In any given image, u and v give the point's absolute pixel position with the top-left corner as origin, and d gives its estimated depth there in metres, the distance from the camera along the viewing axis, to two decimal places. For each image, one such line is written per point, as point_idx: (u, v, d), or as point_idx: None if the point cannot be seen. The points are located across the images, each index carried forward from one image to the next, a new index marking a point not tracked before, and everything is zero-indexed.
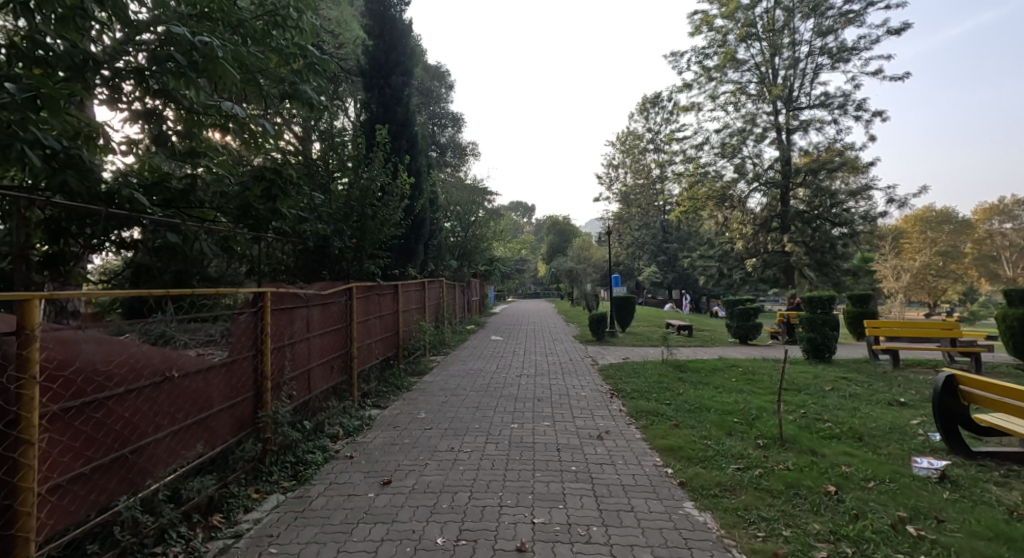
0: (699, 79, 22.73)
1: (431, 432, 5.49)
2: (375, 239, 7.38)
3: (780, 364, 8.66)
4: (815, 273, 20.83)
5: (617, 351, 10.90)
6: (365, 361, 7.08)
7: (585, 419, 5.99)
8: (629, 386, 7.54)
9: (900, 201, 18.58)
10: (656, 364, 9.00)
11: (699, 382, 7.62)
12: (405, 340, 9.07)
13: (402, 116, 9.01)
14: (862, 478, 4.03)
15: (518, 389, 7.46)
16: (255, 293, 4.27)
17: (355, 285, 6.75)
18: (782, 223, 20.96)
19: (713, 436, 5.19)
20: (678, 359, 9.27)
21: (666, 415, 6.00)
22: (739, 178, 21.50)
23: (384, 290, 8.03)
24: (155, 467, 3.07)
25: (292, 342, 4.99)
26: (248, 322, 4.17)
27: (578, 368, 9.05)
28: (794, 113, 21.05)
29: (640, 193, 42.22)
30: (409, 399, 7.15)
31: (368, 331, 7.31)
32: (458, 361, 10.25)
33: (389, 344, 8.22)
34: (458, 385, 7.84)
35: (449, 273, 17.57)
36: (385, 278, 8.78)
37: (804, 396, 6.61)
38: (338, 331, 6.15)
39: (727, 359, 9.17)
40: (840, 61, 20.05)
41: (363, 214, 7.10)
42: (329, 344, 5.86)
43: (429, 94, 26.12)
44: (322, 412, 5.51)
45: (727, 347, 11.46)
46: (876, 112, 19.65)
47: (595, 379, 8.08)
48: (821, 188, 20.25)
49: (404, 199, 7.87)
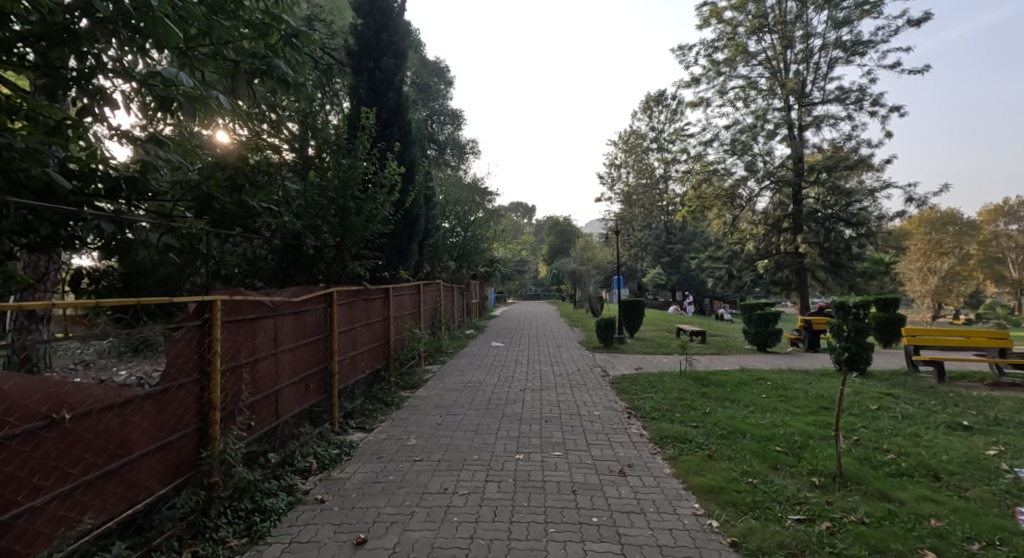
0: (707, 74, 21.92)
1: (422, 466, 4.64)
2: (364, 238, 6.50)
3: (811, 377, 7.81)
4: (829, 275, 19.98)
5: (629, 360, 10.07)
6: (348, 376, 6.23)
7: (602, 447, 5.13)
8: (647, 404, 6.71)
9: (920, 200, 17.67)
10: (673, 377, 8.16)
11: (726, 399, 6.77)
12: (396, 350, 8.23)
13: (393, 102, 8.16)
14: (963, 537, 3.20)
15: (522, 408, 6.60)
16: (201, 301, 3.41)
17: (337, 290, 5.91)
18: (794, 223, 20.12)
19: (758, 472, 4.34)
20: (697, 371, 8.42)
21: (695, 442, 5.16)
22: (749, 177, 20.68)
23: (371, 295, 7.19)
24: (28, 547, 2.24)
25: (254, 361, 4.13)
26: (189, 339, 3.31)
27: (587, 381, 8.22)
28: (806, 109, 20.27)
29: (643, 193, 41.39)
30: (397, 420, 6.30)
31: (352, 342, 6.45)
32: (454, 371, 9.42)
33: (378, 356, 7.38)
34: (455, 402, 7.00)
35: (447, 275, 16.75)
36: (374, 281, 7.94)
37: (851, 418, 5.78)
38: (314, 343, 5.30)
39: (752, 371, 8.32)
40: (855, 54, 19.32)
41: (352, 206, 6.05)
42: (302, 359, 5.02)
43: (429, 90, 25.35)
44: (293, 441, 4.66)
45: (747, 355, 10.61)
46: (893, 107, 18.83)
47: (609, 395, 7.24)
48: (834, 186, 19.29)
49: (395, 194, 7.01)
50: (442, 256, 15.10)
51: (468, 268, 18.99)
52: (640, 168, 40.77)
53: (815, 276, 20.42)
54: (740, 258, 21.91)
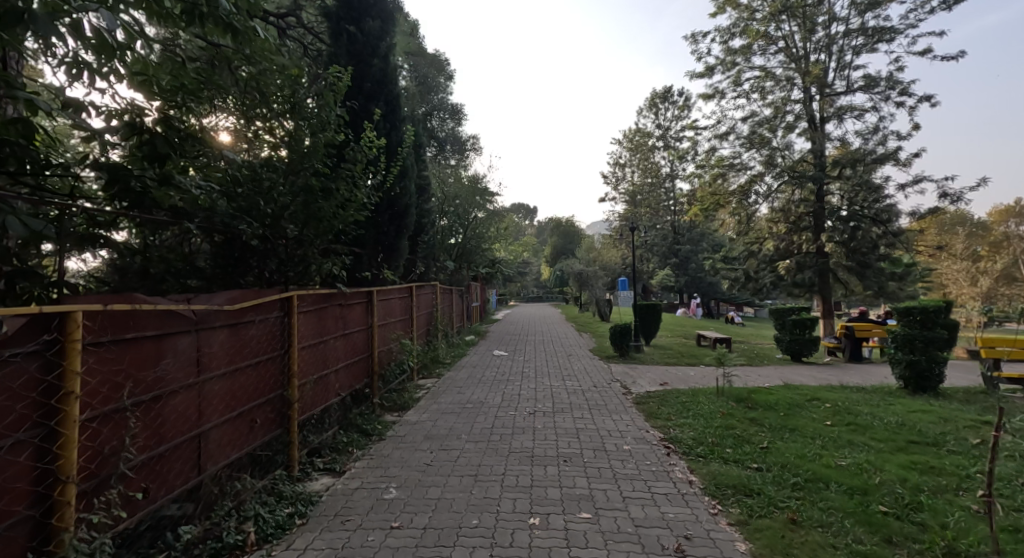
0: (722, 64, 20.64)
1: (401, 538, 3.33)
2: (337, 230, 5.16)
3: (877, 398, 6.55)
4: (854, 277, 18.65)
5: (652, 375, 8.78)
6: (315, 404, 4.95)
7: (644, 504, 3.83)
8: (686, 434, 5.43)
9: (954, 196, 16.37)
10: (710, 396, 6.90)
11: (783, 429, 5.50)
12: (381, 364, 6.99)
13: (377, 72, 6.90)
14: None
15: (533, 441, 5.31)
16: (43, 315, 2.15)
17: (299, 294, 4.66)
18: (815, 221, 19.00)
19: (876, 554, 3.05)
20: (737, 389, 7.17)
21: (765, 495, 3.90)
22: (768, 173, 19.44)
23: (349, 301, 5.91)
24: None
25: (155, 401, 2.83)
26: (12, 375, 2.04)
27: (608, 403, 6.94)
28: (829, 100, 19.00)
29: (647, 193, 39.56)
30: (376, 456, 5.04)
31: (321, 359, 5.18)
32: (452, 388, 8.16)
33: (357, 373, 6.12)
34: (450, 431, 5.71)
35: (445, 278, 15.45)
36: (355, 283, 6.71)
37: (958, 459, 4.51)
38: (262, 365, 4.01)
39: (802, 391, 7.03)
40: (880, 41, 18.06)
41: (318, 185, 4.70)
42: (241, 387, 3.71)
43: (427, 84, 24.09)
44: (222, 499, 3.41)
45: (785, 368, 9.33)
46: (924, 97, 17.54)
47: (638, 424, 5.96)
48: (861, 180, 17.96)
49: (378, 177, 5.69)
50: (439, 257, 13.82)
51: (468, 270, 17.79)
52: (645, 166, 39.51)
53: (839, 279, 19.11)
54: (759, 258, 20.66)
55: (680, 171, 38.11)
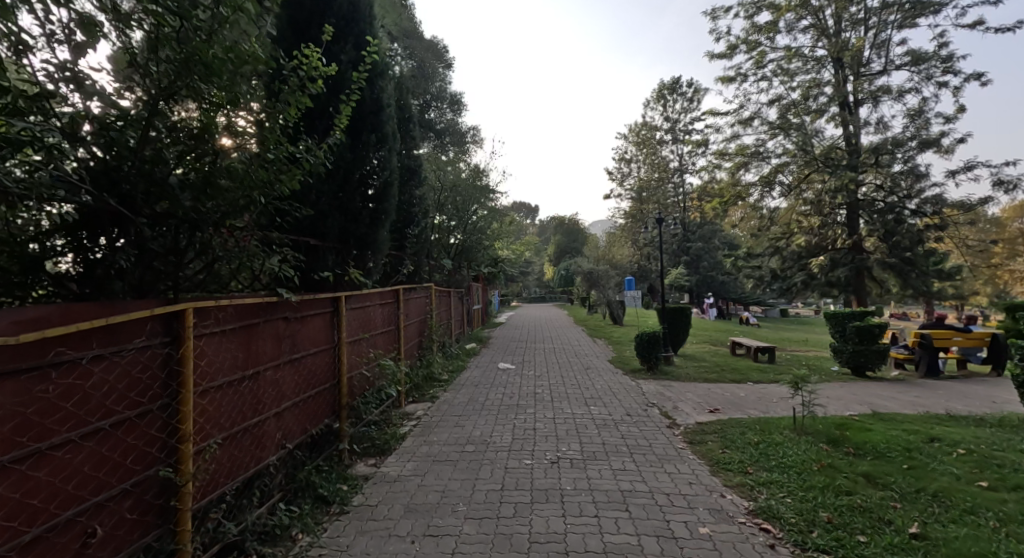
0: (744, 43, 18.88)
1: None
2: (275, 205, 3.42)
3: (1018, 439, 4.87)
4: (893, 276, 16.92)
5: (697, 401, 7.11)
6: (234, 472, 3.23)
7: None
8: (787, 507, 3.70)
9: (1009, 184, 14.66)
10: (789, 435, 5.21)
11: (920, 496, 3.78)
12: (354, 394, 5.28)
13: (345, 4, 5.18)
14: None
15: (562, 523, 3.56)
16: None
17: (202, 306, 2.91)
18: (849, 216, 17.35)
19: None
20: (820, 423, 5.48)
21: None
22: (797, 162, 17.74)
23: (299, 312, 4.20)
24: None
25: None
26: None
27: (655, 447, 5.20)
28: (864, 81, 17.23)
29: (655, 189, 37.14)
30: (326, 550, 3.32)
31: (250, 403, 3.44)
32: (448, 418, 6.46)
33: (312, 414, 4.39)
34: (442, 500, 4.01)
35: (443, 279, 13.76)
36: (316, 289, 5.00)
37: None
38: (108, 435, 2.25)
39: (909, 427, 5.35)
40: (922, 15, 16.25)
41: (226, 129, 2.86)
42: (47, 487, 1.96)
43: (424, 69, 22.36)
44: None
45: (858, 387, 7.64)
46: (974, 75, 15.75)
47: (706, 483, 4.25)
48: (902, 168, 16.23)
49: (340, 132, 3.95)
50: (434, 254, 12.12)
51: (468, 269, 16.10)
52: (653, 161, 37.77)
53: (876, 278, 17.37)
54: (786, 256, 19.02)
55: (690, 165, 36.42)
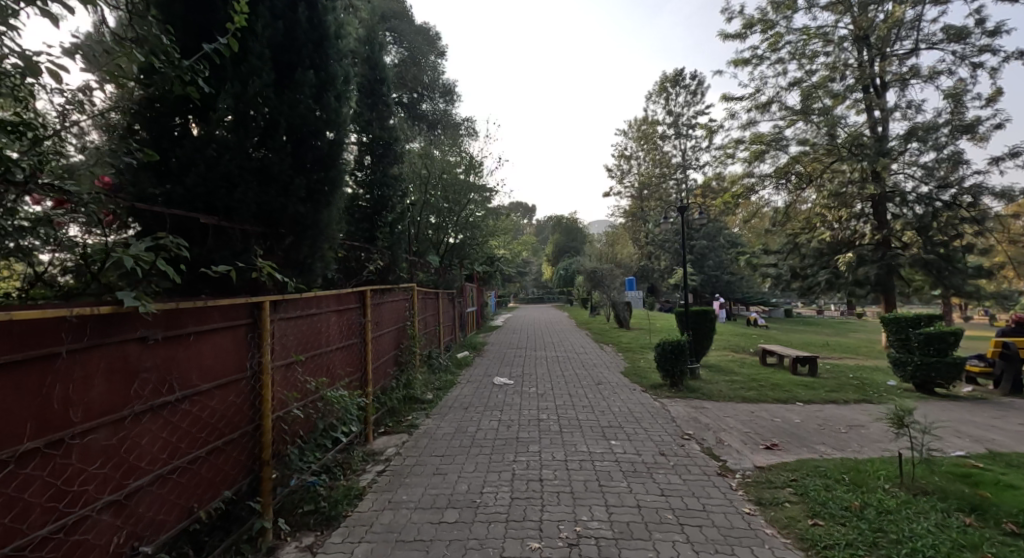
0: (758, 23, 17.38)
1: None
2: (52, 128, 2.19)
3: None
4: (925, 274, 15.41)
5: (746, 432, 5.61)
6: None
7: None
8: None
9: None
10: (902, 494, 3.70)
11: None
12: (286, 438, 3.69)
13: None
14: None
15: None
16: None
17: None
18: (876, 209, 16.16)
19: None
20: (938, 474, 3.97)
21: None
22: (816, 151, 16.29)
23: (178, 328, 2.62)
24: None
25: None
26: None
27: (710, 512, 3.69)
28: (891, 62, 15.77)
29: (658, 185, 35.67)
30: None
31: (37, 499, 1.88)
32: (426, 460, 4.88)
33: (202, 485, 2.84)
34: None
35: (429, 279, 12.22)
36: (226, 287, 3.48)
37: None
38: None
39: None
40: None
41: None
42: None
43: (413, 54, 20.76)
44: None
45: (940, 410, 6.17)
46: (1015, 54, 14.33)
47: None
48: (937, 157, 14.80)
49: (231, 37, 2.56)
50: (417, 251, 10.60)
51: (458, 269, 14.57)
52: (655, 157, 35.71)
53: (906, 276, 15.98)
54: (806, 253, 17.55)
55: (693, 161, 34.95)
